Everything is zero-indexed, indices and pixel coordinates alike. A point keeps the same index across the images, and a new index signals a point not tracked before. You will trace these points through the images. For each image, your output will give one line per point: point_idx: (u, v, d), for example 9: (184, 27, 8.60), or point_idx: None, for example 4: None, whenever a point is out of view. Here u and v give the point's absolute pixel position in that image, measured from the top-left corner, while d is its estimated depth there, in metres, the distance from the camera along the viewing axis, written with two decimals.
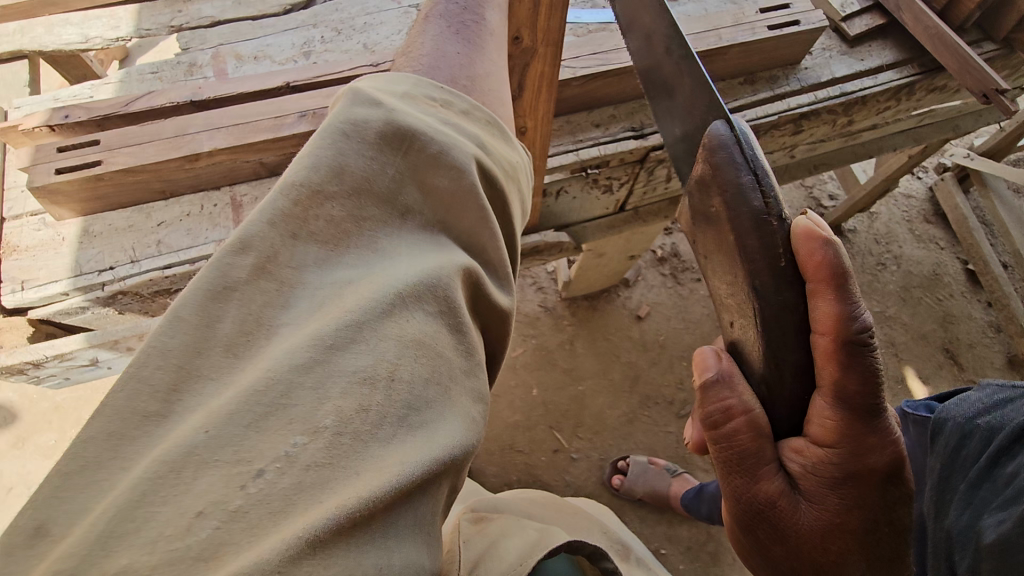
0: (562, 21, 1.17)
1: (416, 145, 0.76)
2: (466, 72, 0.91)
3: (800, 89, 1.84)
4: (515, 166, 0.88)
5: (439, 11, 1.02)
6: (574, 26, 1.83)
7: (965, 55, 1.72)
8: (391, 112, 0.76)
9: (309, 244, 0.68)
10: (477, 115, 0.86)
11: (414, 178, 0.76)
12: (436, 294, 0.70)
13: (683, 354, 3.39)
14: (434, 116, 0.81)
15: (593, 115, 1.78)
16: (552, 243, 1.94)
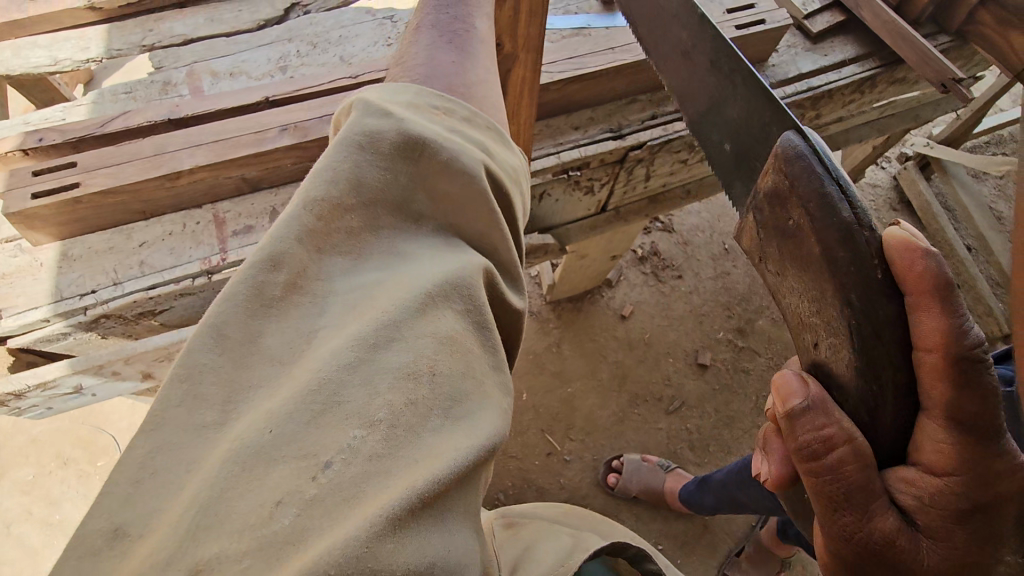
0: (542, 27, 1.21)
1: (428, 152, 0.77)
2: (461, 79, 0.93)
3: (769, 85, 1.90)
4: (517, 169, 0.90)
5: (428, 21, 1.04)
6: (548, 32, 1.87)
7: (923, 47, 1.79)
8: (402, 121, 0.78)
9: (336, 255, 0.71)
10: (479, 120, 0.87)
11: (425, 185, 0.78)
12: (462, 292, 0.72)
13: (668, 351, 3.43)
14: (440, 125, 0.83)
15: (572, 118, 1.81)
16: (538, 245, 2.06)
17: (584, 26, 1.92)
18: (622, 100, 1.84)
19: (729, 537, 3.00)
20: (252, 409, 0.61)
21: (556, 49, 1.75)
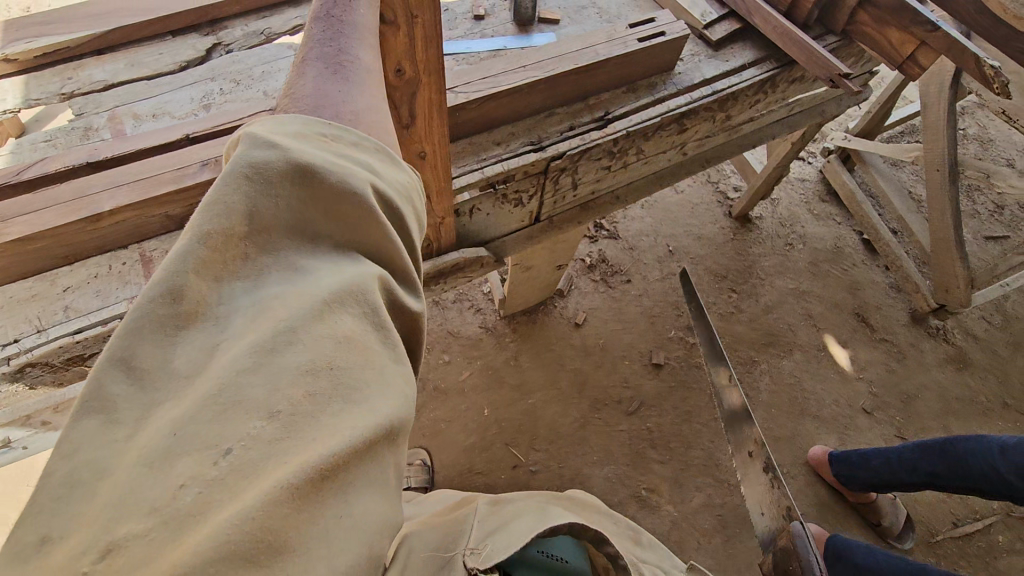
0: (439, 48, 1.26)
1: (322, 182, 0.72)
2: (348, 109, 0.88)
3: (677, 91, 2.02)
4: (409, 188, 0.86)
5: (315, 55, 0.97)
6: (466, 56, 2.00)
7: (810, 47, 1.95)
8: (293, 153, 0.70)
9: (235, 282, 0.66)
10: (367, 145, 0.82)
11: (320, 207, 0.73)
12: (358, 297, 0.69)
13: (624, 354, 3.51)
14: (331, 153, 0.77)
15: (494, 135, 1.88)
16: (472, 259, 2.00)
17: (499, 48, 2.04)
18: (541, 114, 1.93)
19: (697, 530, 3.05)
20: (157, 421, 0.56)
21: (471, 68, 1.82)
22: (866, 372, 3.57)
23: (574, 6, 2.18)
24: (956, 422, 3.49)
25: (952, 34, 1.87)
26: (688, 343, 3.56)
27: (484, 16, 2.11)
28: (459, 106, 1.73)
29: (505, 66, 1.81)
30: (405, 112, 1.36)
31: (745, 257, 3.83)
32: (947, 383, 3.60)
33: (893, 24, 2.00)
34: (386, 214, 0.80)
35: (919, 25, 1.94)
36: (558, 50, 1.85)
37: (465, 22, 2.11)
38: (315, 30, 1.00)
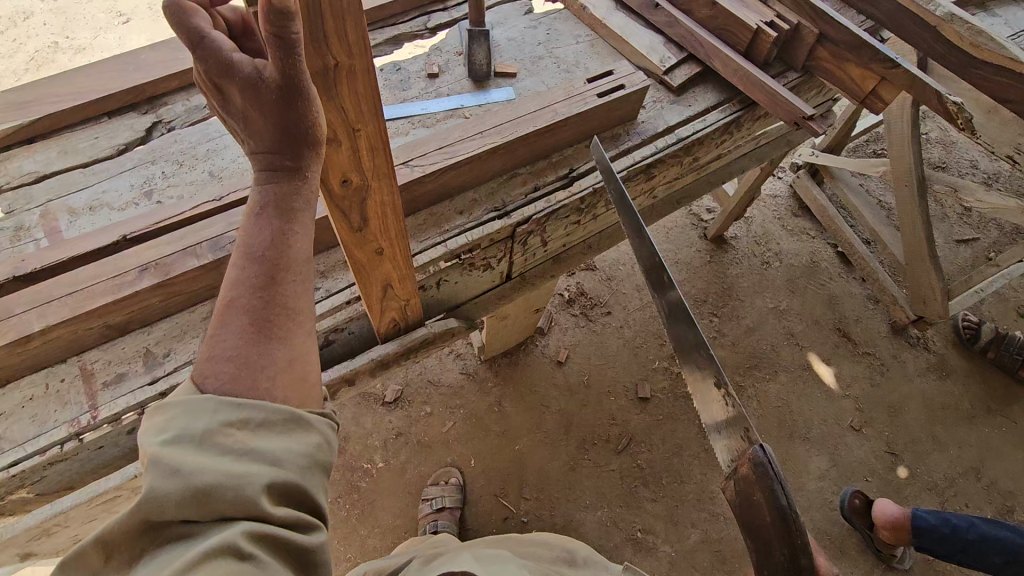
0: (388, 156, 1.17)
1: (212, 480, 0.82)
2: (259, 375, 0.93)
3: (641, 143, 1.96)
4: (309, 446, 0.94)
5: (237, 305, 0.96)
6: (422, 117, 1.94)
7: (772, 90, 1.89)
8: (196, 471, 0.81)
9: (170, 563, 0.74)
10: (274, 416, 0.92)
11: (208, 496, 0.81)
12: (224, 556, 0.77)
13: (609, 389, 3.44)
14: (236, 438, 0.87)
15: (456, 203, 1.80)
16: (441, 332, 1.87)
17: (457, 105, 1.96)
18: (504, 178, 1.86)
19: (696, 569, 2.99)
20: None
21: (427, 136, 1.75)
22: (852, 388, 3.56)
23: (531, 56, 2.11)
24: (942, 431, 3.50)
25: (912, 72, 1.84)
26: (673, 373, 3.51)
27: (439, 73, 2.03)
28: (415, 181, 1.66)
29: (462, 132, 1.74)
30: (355, 218, 1.26)
31: (723, 279, 3.81)
32: (931, 392, 3.61)
33: (852, 61, 1.96)
34: (289, 478, 0.90)
35: (879, 63, 1.90)
36: (516, 112, 1.79)
37: (420, 81, 2.03)
38: (247, 266, 0.97)
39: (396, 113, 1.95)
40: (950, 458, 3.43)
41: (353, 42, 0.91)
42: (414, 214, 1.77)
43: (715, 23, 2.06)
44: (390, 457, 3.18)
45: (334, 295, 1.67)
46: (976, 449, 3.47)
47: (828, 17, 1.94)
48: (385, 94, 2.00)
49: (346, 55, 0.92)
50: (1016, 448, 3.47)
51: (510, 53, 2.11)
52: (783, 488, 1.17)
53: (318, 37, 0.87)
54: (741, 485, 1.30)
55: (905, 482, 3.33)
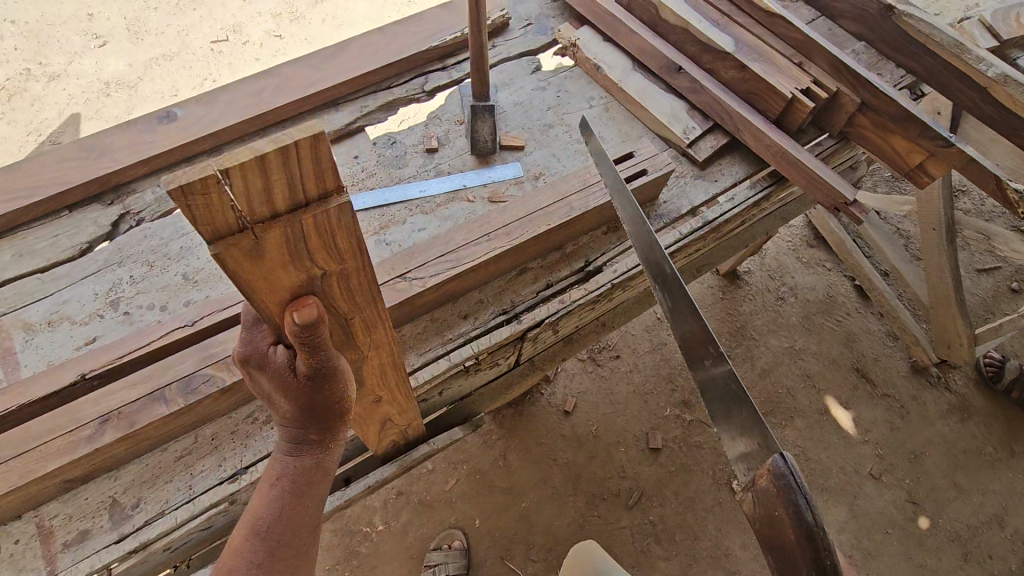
0: (389, 331, 1.19)
1: None
2: None
3: (663, 227, 1.77)
4: None
5: None
6: (421, 201, 1.75)
7: (809, 172, 1.71)
8: None
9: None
10: None
11: None
12: None
13: (618, 440, 3.29)
14: None
15: (459, 306, 1.62)
16: (444, 446, 1.71)
17: (458, 186, 1.78)
18: (512, 273, 1.67)
19: None
20: None
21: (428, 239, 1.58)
22: (871, 434, 3.40)
23: (540, 124, 1.91)
24: (965, 478, 3.35)
25: (968, 152, 1.64)
26: (684, 421, 3.36)
27: (438, 147, 1.84)
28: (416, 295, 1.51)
29: (466, 234, 1.58)
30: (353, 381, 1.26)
31: (736, 317, 3.65)
32: (953, 435, 3.45)
33: (898, 134, 1.77)
34: None
35: (929, 139, 1.70)
36: (525, 208, 1.63)
37: (417, 157, 1.83)
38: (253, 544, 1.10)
39: (391, 197, 1.75)
40: (973, 506, 3.28)
41: (343, 252, 0.92)
42: (413, 321, 1.59)
43: (745, 87, 1.86)
44: (390, 519, 3.06)
45: None
46: (1000, 496, 3.32)
47: (872, 86, 1.74)
48: (379, 174, 1.80)
49: (336, 262, 0.93)
50: None
51: (517, 121, 1.91)
52: (809, 503, 0.90)
53: (303, 257, 0.87)
54: (759, 503, 0.99)
55: (927, 534, 3.18)
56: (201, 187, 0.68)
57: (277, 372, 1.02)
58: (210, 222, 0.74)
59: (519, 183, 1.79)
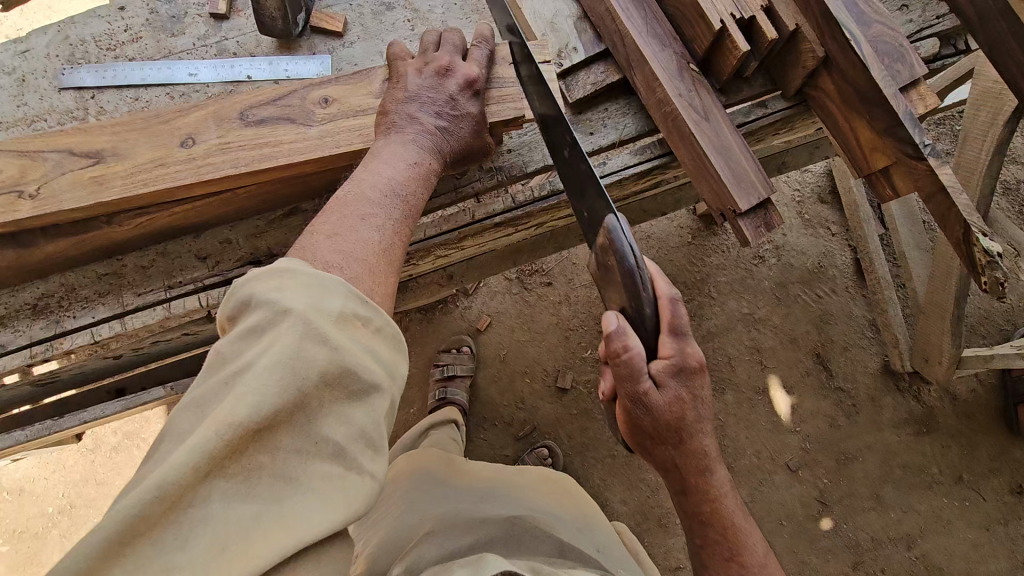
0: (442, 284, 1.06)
1: (306, 384, 0.69)
2: (334, 315, 0.75)
3: (497, 185, 1.30)
4: (384, 365, 0.78)
5: (353, 239, 0.88)
6: (185, 89, 1.32)
7: (700, 146, 1.18)
8: (279, 346, 0.69)
9: (224, 478, 0.64)
10: (374, 322, 0.80)
11: (301, 378, 0.68)
12: None
13: (525, 368, 3.05)
14: (346, 340, 0.74)
15: (200, 243, 1.28)
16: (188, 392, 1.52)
17: (239, 77, 1.32)
18: (277, 214, 1.28)
19: None
20: None
21: (151, 123, 1.13)
22: (805, 425, 3.04)
23: (376, 2, 1.39)
24: (892, 492, 2.94)
25: (943, 175, 1.08)
26: (602, 366, 3.03)
27: (227, 15, 1.38)
28: (111, 202, 1.08)
29: (214, 144, 1.11)
30: (443, 163, 1.09)
31: (698, 268, 3.21)
32: (897, 447, 2.99)
33: (863, 120, 1.19)
34: (356, 349, 0.75)
35: (898, 139, 1.13)
36: (302, 121, 1.12)
37: (198, 23, 1.38)
38: (372, 223, 0.92)
39: (150, 75, 1.33)
40: (887, 521, 2.92)
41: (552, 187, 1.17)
42: (138, 252, 1.28)
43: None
44: None
45: (3, 352, 1.23)
46: (922, 518, 2.91)
47: (842, 33, 1.13)
48: (145, 40, 1.38)
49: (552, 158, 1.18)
50: (970, 528, 2.89)
51: None
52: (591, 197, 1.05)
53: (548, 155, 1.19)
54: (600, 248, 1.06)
55: (823, 537, 2.91)
56: None
57: (443, 120, 1.08)
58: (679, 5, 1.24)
59: None
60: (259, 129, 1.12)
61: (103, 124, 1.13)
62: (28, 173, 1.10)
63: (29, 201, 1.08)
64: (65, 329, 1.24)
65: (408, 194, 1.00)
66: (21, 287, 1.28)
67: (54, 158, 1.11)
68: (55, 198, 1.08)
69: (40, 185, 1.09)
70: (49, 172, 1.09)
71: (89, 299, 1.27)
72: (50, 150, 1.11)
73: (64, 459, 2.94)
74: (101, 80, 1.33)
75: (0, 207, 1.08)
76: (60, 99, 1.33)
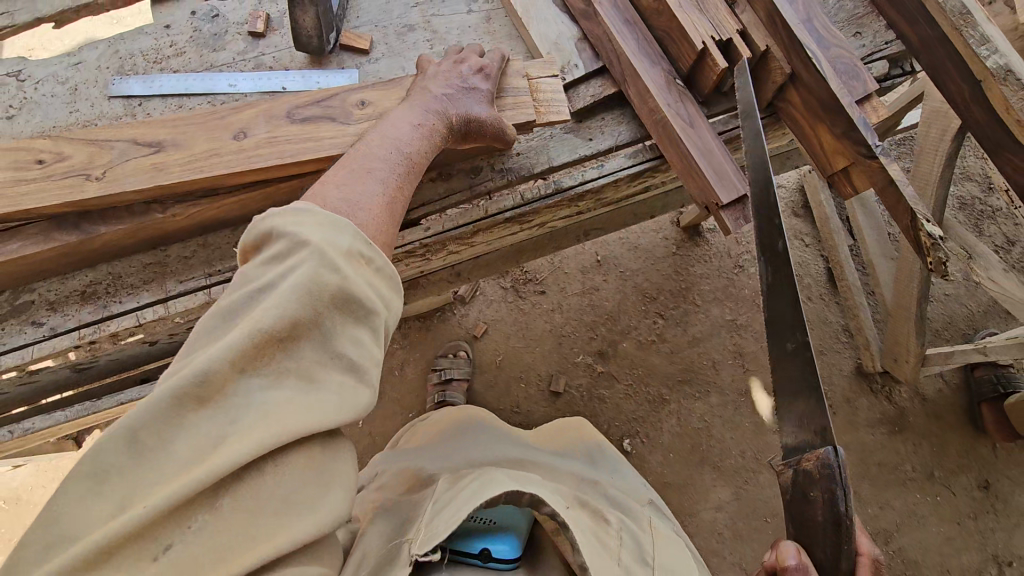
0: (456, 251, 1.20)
1: (316, 305, 0.80)
2: (341, 248, 0.86)
3: (507, 183, 1.45)
4: (382, 295, 0.89)
5: (356, 190, 1.02)
6: (225, 99, 1.46)
7: (687, 151, 1.35)
8: (295, 272, 0.80)
9: (257, 372, 0.76)
10: (374, 256, 0.90)
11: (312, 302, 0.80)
12: None
13: (520, 374, 3.17)
14: (351, 270, 0.85)
15: (237, 235, 1.41)
16: None
17: (276, 87, 1.47)
18: None
19: None
20: None
21: (206, 119, 1.28)
22: None
23: (398, 24, 1.57)
24: (868, 489, 3.10)
25: (892, 171, 1.28)
26: (594, 371, 3.17)
27: (265, 33, 1.54)
28: (169, 184, 1.22)
29: (263, 137, 1.26)
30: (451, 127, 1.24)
31: (683, 277, 3.38)
32: (872, 445, 3.16)
33: (825, 127, 1.37)
34: (359, 279, 0.85)
35: (854, 142, 1.32)
36: (341, 119, 1.28)
37: (238, 40, 1.54)
38: (371, 180, 1.06)
39: (194, 85, 1.48)
40: (865, 516, 3.06)
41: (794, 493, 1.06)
42: (181, 242, 1.41)
43: (657, 22, 1.45)
44: None
45: (54, 334, 1.33)
46: (897, 513, 3.06)
47: (804, 52, 1.33)
48: (190, 55, 1.53)
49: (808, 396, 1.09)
50: (942, 522, 3.05)
51: (371, 15, 1.58)
52: (845, 496, 0.96)
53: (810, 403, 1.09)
54: (798, 478, 1.05)
55: None
56: (723, 13, 1.40)
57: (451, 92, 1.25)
58: (666, 28, 1.43)
59: None
60: (303, 124, 1.27)
61: (163, 119, 1.29)
62: (92, 158, 1.24)
63: (94, 182, 1.22)
64: (112, 312, 1.35)
65: (412, 152, 1.16)
66: (71, 274, 1.39)
67: (119, 146, 1.25)
68: (117, 180, 1.22)
69: (103, 168, 1.23)
70: (111, 157, 1.24)
71: (135, 285, 1.38)
72: (115, 140, 1.26)
73: (64, 467, 2.96)
74: (149, 89, 1.47)
75: (70, 187, 1.23)
76: (111, 106, 1.47)
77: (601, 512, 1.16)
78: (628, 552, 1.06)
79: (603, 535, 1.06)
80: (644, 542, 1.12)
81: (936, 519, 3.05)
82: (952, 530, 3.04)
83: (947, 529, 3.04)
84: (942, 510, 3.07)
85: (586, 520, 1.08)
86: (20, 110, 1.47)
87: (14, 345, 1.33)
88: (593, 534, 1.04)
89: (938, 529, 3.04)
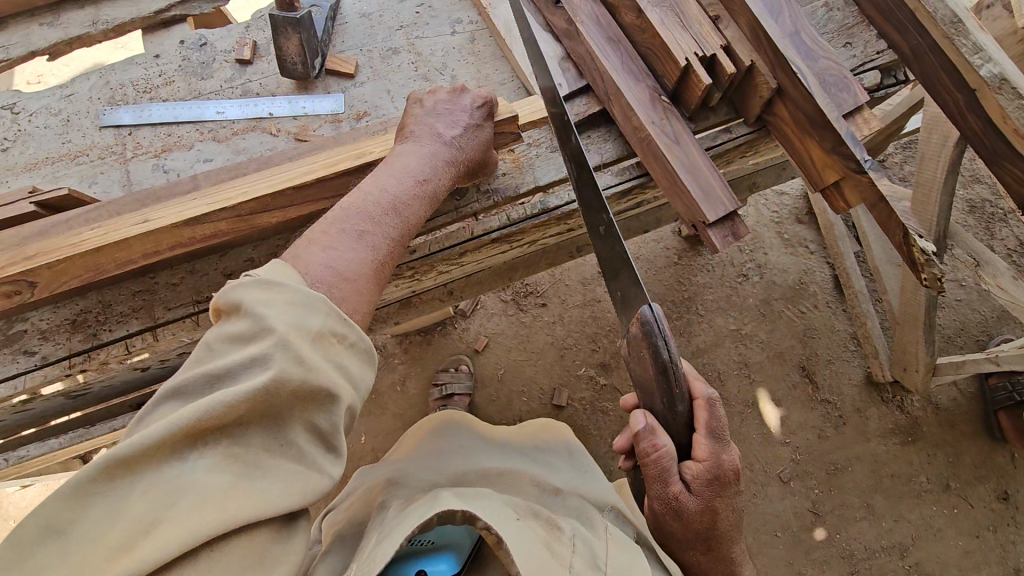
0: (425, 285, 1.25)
1: (274, 391, 0.80)
2: (309, 330, 0.87)
3: (492, 205, 1.44)
4: (348, 376, 0.89)
5: (352, 256, 1.06)
6: (213, 125, 1.65)
7: (671, 168, 1.34)
8: (258, 356, 0.81)
9: (201, 457, 0.76)
10: (342, 336, 0.91)
11: (271, 389, 0.80)
12: None
13: (522, 388, 3.15)
14: (316, 354, 0.86)
15: (225, 261, 1.42)
16: None
17: (261, 113, 1.68)
18: (295, 234, 1.43)
19: None
20: None
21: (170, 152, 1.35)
22: (793, 436, 3.13)
23: (382, 47, 1.81)
24: (881, 501, 3.01)
25: (882, 185, 1.25)
26: (597, 384, 3.14)
27: (251, 60, 1.74)
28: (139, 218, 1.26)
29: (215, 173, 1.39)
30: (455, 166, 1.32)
31: (685, 287, 3.38)
32: (885, 457, 3.08)
33: (813, 142, 1.35)
34: (325, 363, 0.86)
35: (843, 156, 1.30)
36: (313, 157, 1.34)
37: (224, 68, 1.75)
38: (363, 243, 1.09)
39: (181, 114, 1.66)
40: (880, 530, 2.97)
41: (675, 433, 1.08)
42: (168, 268, 1.42)
43: (640, 39, 1.44)
44: None
45: (45, 362, 1.35)
46: (913, 527, 2.97)
47: (790, 67, 1.31)
48: (178, 84, 1.72)
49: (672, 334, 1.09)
50: (960, 536, 2.95)
51: (356, 39, 1.82)
52: (665, 345, 1.05)
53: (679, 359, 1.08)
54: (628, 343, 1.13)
55: (817, 547, 2.95)
56: (707, 30, 1.38)
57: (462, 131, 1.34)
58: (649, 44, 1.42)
59: (334, 122, 1.70)
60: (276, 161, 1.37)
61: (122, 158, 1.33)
62: None
63: None
64: (102, 341, 1.37)
65: (413, 207, 1.21)
66: (61, 302, 1.41)
67: None
68: None
69: None
70: None
71: (124, 313, 1.39)
72: None
73: None
74: (137, 117, 1.66)
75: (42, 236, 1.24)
76: (99, 134, 1.65)
77: (554, 520, 1.12)
78: (580, 559, 1.02)
79: (555, 544, 1.02)
80: (597, 549, 1.08)
81: (953, 532, 2.96)
82: (971, 543, 2.94)
83: (966, 542, 2.94)
84: (960, 523, 2.97)
85: (536, 529, 1.04)
86: (18, 141, 1.65)
87: (5, 374, 1.35)
88: (543, 542, 1.00)
89: (956, 543, 2.94)
